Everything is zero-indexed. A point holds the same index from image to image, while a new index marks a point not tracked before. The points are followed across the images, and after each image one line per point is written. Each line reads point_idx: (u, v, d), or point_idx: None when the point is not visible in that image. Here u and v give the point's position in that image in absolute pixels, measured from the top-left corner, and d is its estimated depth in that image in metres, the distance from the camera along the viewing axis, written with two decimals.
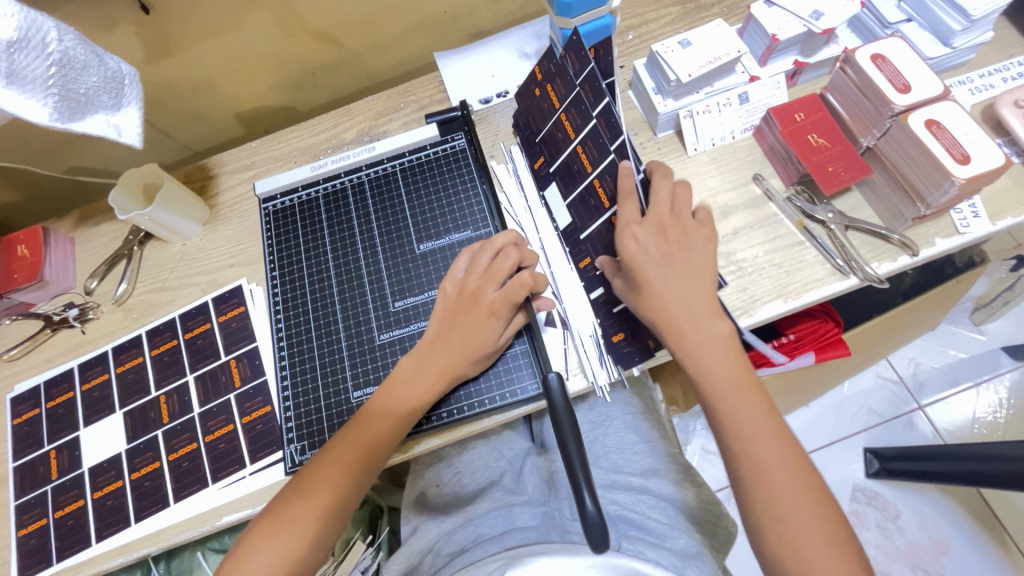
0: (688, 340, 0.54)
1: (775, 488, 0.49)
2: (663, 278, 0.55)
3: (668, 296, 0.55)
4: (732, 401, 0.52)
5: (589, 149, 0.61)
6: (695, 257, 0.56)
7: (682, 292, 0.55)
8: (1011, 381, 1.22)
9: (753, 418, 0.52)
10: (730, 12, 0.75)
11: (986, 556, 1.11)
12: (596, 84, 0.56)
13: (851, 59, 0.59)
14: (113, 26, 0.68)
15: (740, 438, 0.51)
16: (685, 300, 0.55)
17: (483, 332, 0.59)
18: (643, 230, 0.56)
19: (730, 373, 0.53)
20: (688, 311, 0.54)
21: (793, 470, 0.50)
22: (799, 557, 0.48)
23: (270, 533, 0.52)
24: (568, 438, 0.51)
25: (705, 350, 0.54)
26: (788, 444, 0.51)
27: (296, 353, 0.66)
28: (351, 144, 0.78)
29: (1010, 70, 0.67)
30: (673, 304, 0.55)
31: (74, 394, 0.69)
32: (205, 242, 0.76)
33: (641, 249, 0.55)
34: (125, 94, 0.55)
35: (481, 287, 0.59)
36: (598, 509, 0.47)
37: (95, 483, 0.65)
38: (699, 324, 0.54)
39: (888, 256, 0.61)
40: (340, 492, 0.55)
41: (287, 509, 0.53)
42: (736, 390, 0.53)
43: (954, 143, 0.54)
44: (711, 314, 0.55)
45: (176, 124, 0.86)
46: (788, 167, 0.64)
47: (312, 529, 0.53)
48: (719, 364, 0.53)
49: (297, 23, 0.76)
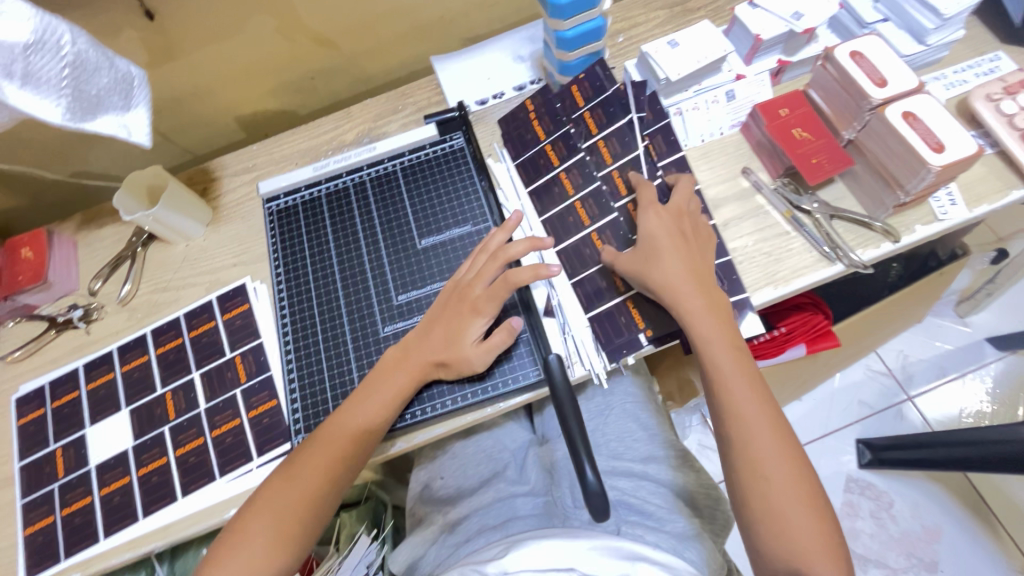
0: (691, 306, 0.58)
1: (761, 448, 0.55)
2: (673, 248, 0.60)
3: (672, 267, 0.60)
4: (726, 367, 0.57)
5: (573, 175, 0.69)
6: (699, 244, 0.62)
7: (685, 265, 0.60)
8: (996, 371, 1.26)
9: (746, 385, 0.57)
10: (716, 15, 0.79)
11: (977, 543, 1.13)
12: (612, 109, 0.69)
13: (831, 56, 0.62)
14: (118, 32, 0.69)
15: (730, 402, 0.57)
16: (688, 273, 0.60)
17: (462, 331, 0.61)
18: (665, 211, 0.63)
19: (726, 340, 0.58)
20: (693, 280, 0.59)
21: (776, 435, 0.55)
22: (781, 516, 0.53)
23: (261, 515, 0.57)
24: (570, 419, 0.53)
25: (704, 316, 0.58)
26: (773, 412, 0.57)
27: (301, 347, 0.68)
28: (351, 145, 0.79)
29: (983, 66, 0.70)
30: (677, 274, 0.59)
31: (79, 394, 0.70)
32: (208, 242, 0.77)
33: (659, 225, 0.62)
34: (135, 95, 0.56)
35: (470, 286, 0.62)
36: (598, 481, 0.50)
37: (102, 480, 0.66)
38: (702, 291, 0.59)
39: (872, 242, 0.64)
40: (325, 479, 0.58)
41: (275, 493, 0.57)
42: (731, 355, 0.58)
43: (929, 133, 0.57)
44: (706, 283, 0.60)
45: (177, 129, 0.87)
46: (775, 160, 0.67)
47: (301, 511, 0.57)
48: (718, 330, 0.58)
49: (297, 28, 0.79)
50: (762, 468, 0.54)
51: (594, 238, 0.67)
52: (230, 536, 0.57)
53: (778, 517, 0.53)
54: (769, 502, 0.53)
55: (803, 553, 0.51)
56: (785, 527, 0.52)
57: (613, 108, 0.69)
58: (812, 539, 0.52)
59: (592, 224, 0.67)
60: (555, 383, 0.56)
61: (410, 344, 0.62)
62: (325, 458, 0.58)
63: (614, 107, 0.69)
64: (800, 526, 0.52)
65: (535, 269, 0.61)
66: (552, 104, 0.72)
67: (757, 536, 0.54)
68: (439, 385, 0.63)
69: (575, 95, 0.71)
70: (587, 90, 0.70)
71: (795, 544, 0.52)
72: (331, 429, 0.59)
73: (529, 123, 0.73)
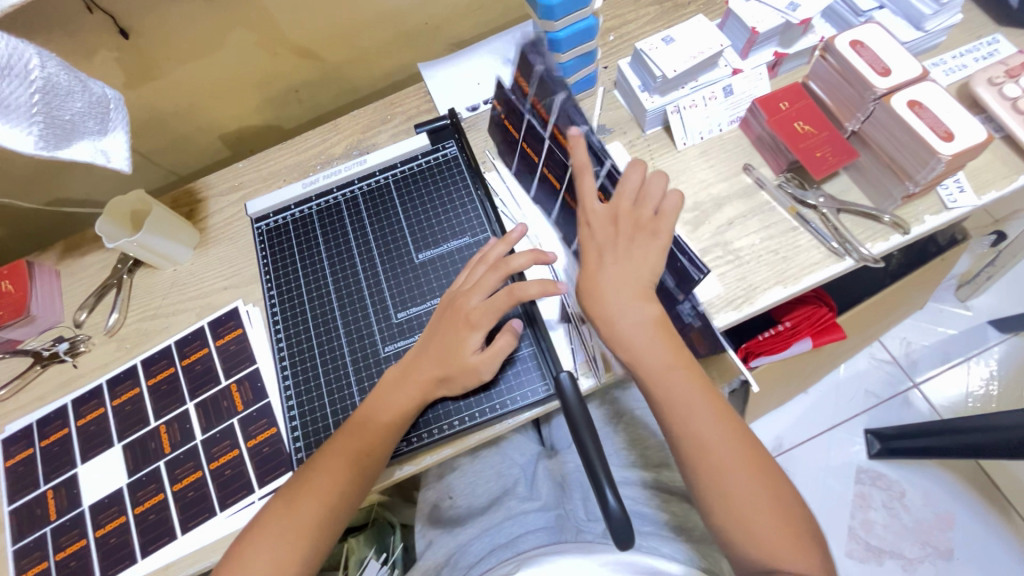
0: (618, 324, 0.54)
1: (720, 466, 0.51)
2: (600, 259, 0.56)
3: (603, 284, 0.55)
4: (669, 390, 0.53)
5: (552, 168, 0.62)
6: (639, 246, 0.55)
7: (619, 282, 0.54)
8: (1000, 353, 1.25)
9: (692, 399, 0.53)
10: (708, 9, 0.77)
11: (991, 528, 1.13)
12: (546, 88, 0.57)
13: (831, 46, 0.61)
14: (92, 53, 0.66)
15: (678, 417, 0.53)
16: (617, 284, 0.55)
17: (461, 343, 0.58)
18: (596, 216, 0.56)
19: (664, 356, 0.53)
20: (625, 292, 0.54)
21: (736, 446, 0.52)
22: (749, 535, 0.50)
23: (261, 540, 0.54)
24: (584, 436, 0.52)
25: (636, 337, 0.54)
26: (729, 423, 0.53)
27: (299, 372, 0.65)
28: (340, 158, 0.77)
29: (981, 49, 0.69)
30: (609, 295, 0.54)
31: (69, 431, 0.67)
32: (196, 266, 0.74)
33: (590, 236, 0.57)
34: (111, 119, 0.54)
35: (466, 297, 0.59)
36: (621, 504, 0.48)
37: (97, 521, 0.63)
38: (633, 306, 0.54)
39: (881, 235, 0.62)
40: (328, 502, 0.56)
41: (277, 517, 0.55)
42: (672, 371, 0.53)
43: (937, 121, 0.56)
44: (645, 299, 0.54)
45: (159, 149, 0.84)
46: (777, 156, 0.65)
47: (303, 536, 0.55)
48: (652, 346, 0.53)
49: (278, 41, 0.76)
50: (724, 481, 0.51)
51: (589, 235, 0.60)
52: (230, 563, 0.54)
53: (749, 531, 0.50)
54: (741, 511, 0.50)
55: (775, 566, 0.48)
56: (754, 539, 0.49)
57: (547, 87, 0.57)
58: (789, 552, 0.49)
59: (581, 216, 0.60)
60: (569, 407, 0.54)
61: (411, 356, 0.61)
62: (324, 476, 0.56)
63: (548, 86, 0.57)
64: (769, 536, 0.49)
65: (543, 284, 0.57)
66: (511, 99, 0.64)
67: (735, 555, 0.51)
68: (440, 403, 0.61)
69: (521, 83, 0.62)
70: (527, 75, 0.59)
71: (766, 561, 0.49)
72: (331, 448, 0.57)
73: (506, 126, 0.68)
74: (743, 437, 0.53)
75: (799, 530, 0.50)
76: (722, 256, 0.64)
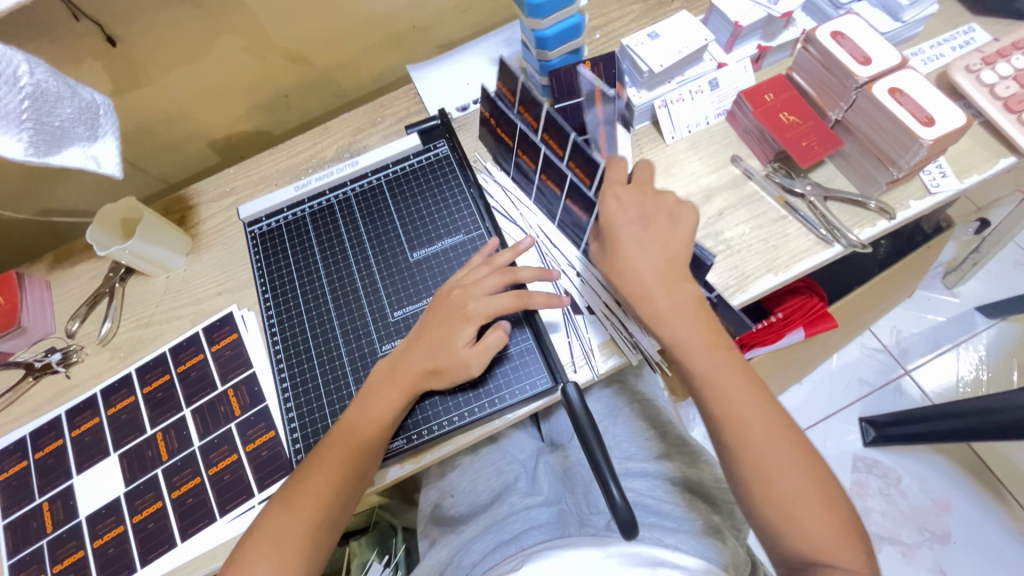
0: (657, 305, 0.55)
1: (761, 450, 0.51)
2: (634, 239, 0.56)
3: (639, 266, 0.55)
4: (710, 368, 0.53)
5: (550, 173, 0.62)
6: (667, 225, 0.56)
7: (655, 263, 0.55)
8: (988, 338, 1.27)
9: (734, 383, 0.53)
10: (692, 5, 0.78)
11: (986, 511, 1.14)
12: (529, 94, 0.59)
13: (812, 37, 0.62)
14: (79, 61, 0.66)
15: (722, 402, 0.52)
16: (654, 265, 0.55)
17: (455, 335, 0.58)
18: (626, 191, 0.56)
19: (705, 337, 0.54)
20: (660, 274, 0.55)
21: (776, 430, 0.52)
22: (787, 515, 0.49)
23: (262, 540, 0.54)
24: (593, 445, 0.55)
25: (676, 317, 0.54)
26: (768, 405, 0.52)
27: (297, 373, 0.65)
28: (332, 161, 0.77)
29: (958, 38, 0.71)
30: (647, 273, 0.55)
31: (63, 442, 0.66)
32: (189, 272, 0.74)
33: (618, 211, 0.56)
34: (101, 125, 0.54)
35: (465, 291, 0.60)
36: (626, 499, 0.51)
37: (95, 531, 0.62)
38: (669, 290, 0.55)
39: (868, 221, 0.63)
40: (325, 502, 0.55)
41: (278, 516, 0.55)
42: (709, 355, 0.53)
43: (917, 107, 0.57)
44: (680, 277, 0.55)
45: (148, 156, 0.84)
46: (763, 146, 0.67)
47: (305, 535, 0.55)
48: (691, 330, 0.54)
49: (266, 46, 0.76)
50: (748, 461, 0.51)
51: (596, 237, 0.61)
52: (231, 567, 0.54)
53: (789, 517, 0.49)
54: (775, 495, 0.50)
55: (817, 543, 0.49)
56: (795, 530, 0.49)
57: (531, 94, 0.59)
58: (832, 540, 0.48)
59: (590, 217, 0.60)
60: (574, 411, 0.57)
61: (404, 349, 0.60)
62: (324, 475, 0.56)
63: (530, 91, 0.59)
64: (813, 526, 0.49)
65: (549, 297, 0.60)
66: (494, 104, 0.65)
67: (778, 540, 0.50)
68: (433, 401, 0.61)
69: (506, 91, 0.65)
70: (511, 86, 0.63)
71: (809, 546, 0.49)
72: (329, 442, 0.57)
73: (496, 132, 0.68)
74: (779, 416, 0.52)
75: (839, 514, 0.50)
76: (714, 246, 0.64)
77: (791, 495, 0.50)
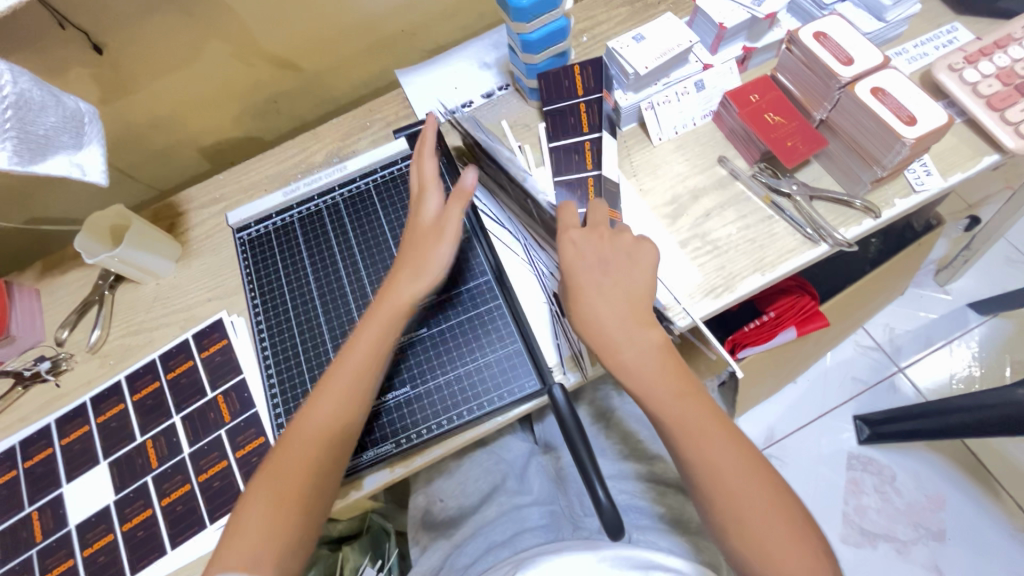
0: (623, 354, 0.55)
1: (733, 488, 0.50)
2: (597, 286, 0.56)
3: (602, 315, 0.56)
4: (679, 414, 0.53)
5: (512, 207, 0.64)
6: (626, 272, 0.57)
7: (617, 312, 0.56)
8: (980, 335, 1.28)
9: (705, 425, 0.53)
10: (678, 7, 0.79)
11: (981, 507, 1.14)
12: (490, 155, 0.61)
13: (796, 38, 0.62)
14: (66, 69, 0.66)
15: (695, 446, 0.52)
16: (618, 312, 0.56)
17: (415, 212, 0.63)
18: (581, 236, 0.58)
19: (672, 385, 0.54)
20: (624, 322, 0.55)
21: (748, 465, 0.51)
22: (771, 518, 0.50)
23: (238, 528, 0.50)
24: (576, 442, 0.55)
25: (640, 365, 0.54)
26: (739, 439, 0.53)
27: (286, 380, 0.65)
28: (321, 166, 0.77)
29: (941, 38, 0.72)
30: (611, 324, 0.55)
31: (53, 450, 0.66)
32: (179, 279, 0.74)
33: (574, 258, 0.57)
34: (86, 133, 0.54)
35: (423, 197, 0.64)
36: (611, 498, 0.52)
37: (84, 540, 0.62)
38: (632, 339, 0.55)
39: (853, 220, 0.64)
40: (322, 439, 0.54)
41: (260, 498, 0.51)
42: (677, 402, 0.53)
43: (899, 107, 0.57)
44: (642, 324, 0.56)
45: (138, 164, 0.84)
46: (749, 146, 0.67)
47: (291, 523, 0.51)
48: (658, 375, 0.54)
49: (254, 52, 0.76)
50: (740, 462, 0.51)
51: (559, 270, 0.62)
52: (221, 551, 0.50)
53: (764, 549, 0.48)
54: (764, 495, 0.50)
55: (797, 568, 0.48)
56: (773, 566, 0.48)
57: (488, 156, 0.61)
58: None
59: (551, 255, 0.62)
60: (561, 414, 0.57)
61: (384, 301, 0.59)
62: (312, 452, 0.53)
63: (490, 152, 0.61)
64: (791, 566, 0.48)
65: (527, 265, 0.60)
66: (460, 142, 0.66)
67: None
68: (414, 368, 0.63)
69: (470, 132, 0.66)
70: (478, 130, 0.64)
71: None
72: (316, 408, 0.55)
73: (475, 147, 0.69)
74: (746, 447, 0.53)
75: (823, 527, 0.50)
76: (702, 247, 0.65)
77: (775, 494, 0.50)
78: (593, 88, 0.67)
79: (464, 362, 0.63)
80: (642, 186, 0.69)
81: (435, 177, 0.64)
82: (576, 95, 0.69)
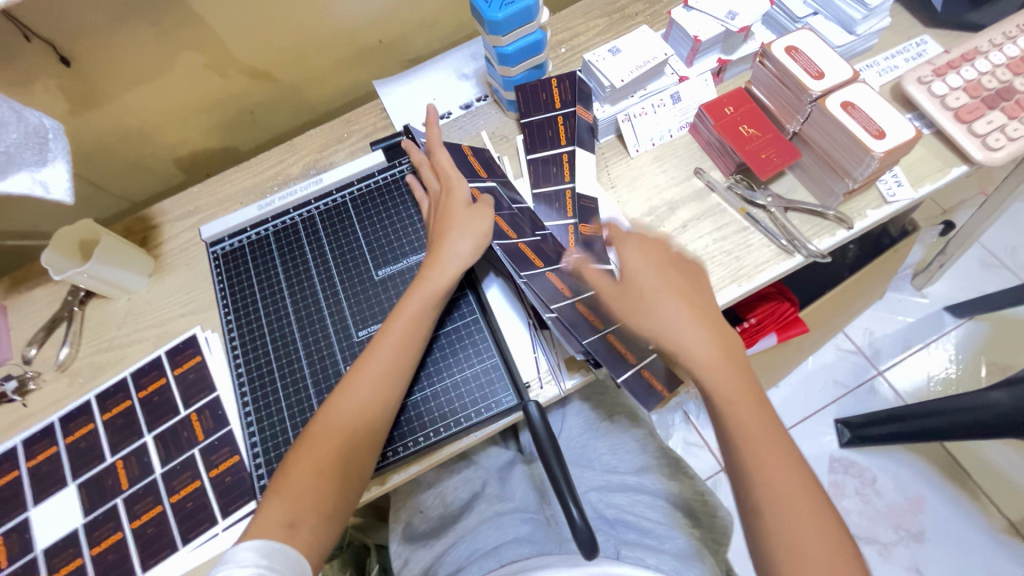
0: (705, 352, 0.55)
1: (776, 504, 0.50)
2: (681, 291, 0.58)
3: (681, 316, 0.56)
4: (752, 422, 0.53)
5: (511, 223, 0.64)
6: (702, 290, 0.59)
7: (691, 319, 0.56)
8: (956, 338, 1.30)
9: (771, 443, 0.52)
10: (654, 19, 0.79)
11: (959, 508, 1.16)
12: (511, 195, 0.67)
13: (768, 52, 0.63)
14: (32, 81, 0.65)
15: (758, 460, 0.52)
16: (702, 315, 0.57)
17: (449, 203, 0.63)
18: (656, 255, 0.61)
19: (746, 392, 0.54)
20: (710, 328, 0.56)
21: (760, 484, 0.51)
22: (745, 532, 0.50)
23: (277, 496, 0.52)
24: (551, 459, 0.55)
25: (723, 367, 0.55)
26: (756, 439, 0.52)
27: (260, 397, 0.64)
28: (297, 178, 0.77)
29: (910, 50, 0.73)
30: (688, 330, 0.56)
31: (19, 473, 0.64)
32: (152, 294, 0.73)
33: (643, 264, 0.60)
34: (50, 149, 0.53)
35: (452, 187, 0.64)
36: (584, 518, 0.51)
37: (51, 565, 0.60)
38: (715, 341, 0.56)
39: (827, 231, 0.64)
40: (339, 441, 0.54)
41: (297, 472, 0.53)
42: (751, 407, 0.54)
43: (869, 120, 0.58)
44: (723, 334, 0.57)
45: (110, 176, 0.82)
46: (725, 158, 0.67)
47: (322, 501, 0.52)
48: (735, 380, 0.54)
49: (229, 63, 0.76)
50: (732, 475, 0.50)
51: (552, 279, 0.59)
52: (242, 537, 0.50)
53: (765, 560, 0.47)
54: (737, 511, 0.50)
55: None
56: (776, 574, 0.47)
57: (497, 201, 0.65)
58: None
59: (547, 266, 0.60)
60: (536, 431, 0.57)
61: (428, 278, 0.60)
62: (345, 427, 0.55)
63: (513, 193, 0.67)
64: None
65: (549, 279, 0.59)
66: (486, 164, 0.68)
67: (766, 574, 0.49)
68: (423, 386, 0.62)
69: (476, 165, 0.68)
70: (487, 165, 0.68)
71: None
72: (357, 384, 0.56)
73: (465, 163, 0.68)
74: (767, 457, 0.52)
75: (819, 537, 0.49)
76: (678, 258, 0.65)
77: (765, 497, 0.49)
78: (569, 100, 0.68)
79: (463, 375, 0.62)
80: (620, 197, 0.69)
81: (452, 166, 0.66)
82: (553, 108, 0.69)
